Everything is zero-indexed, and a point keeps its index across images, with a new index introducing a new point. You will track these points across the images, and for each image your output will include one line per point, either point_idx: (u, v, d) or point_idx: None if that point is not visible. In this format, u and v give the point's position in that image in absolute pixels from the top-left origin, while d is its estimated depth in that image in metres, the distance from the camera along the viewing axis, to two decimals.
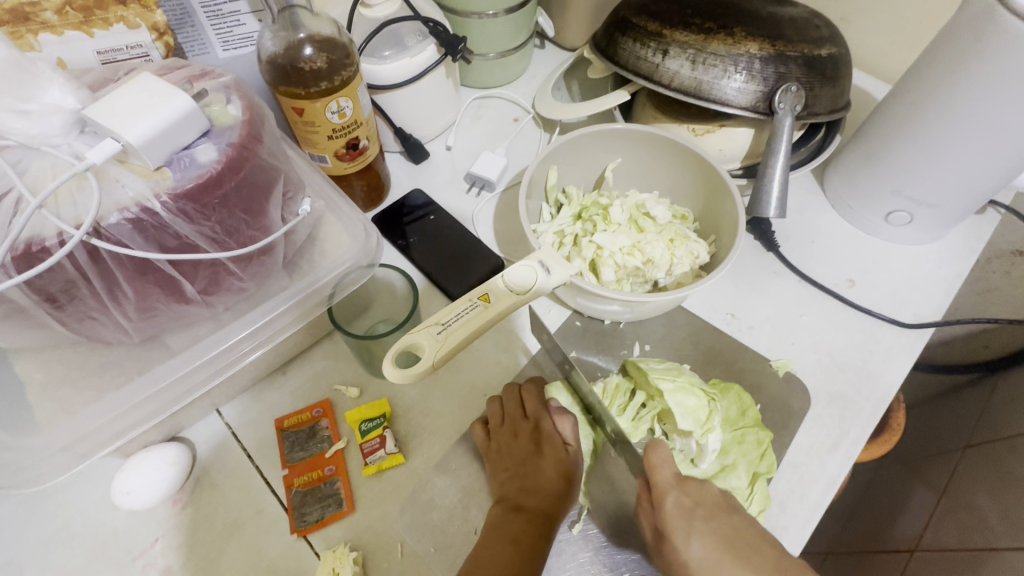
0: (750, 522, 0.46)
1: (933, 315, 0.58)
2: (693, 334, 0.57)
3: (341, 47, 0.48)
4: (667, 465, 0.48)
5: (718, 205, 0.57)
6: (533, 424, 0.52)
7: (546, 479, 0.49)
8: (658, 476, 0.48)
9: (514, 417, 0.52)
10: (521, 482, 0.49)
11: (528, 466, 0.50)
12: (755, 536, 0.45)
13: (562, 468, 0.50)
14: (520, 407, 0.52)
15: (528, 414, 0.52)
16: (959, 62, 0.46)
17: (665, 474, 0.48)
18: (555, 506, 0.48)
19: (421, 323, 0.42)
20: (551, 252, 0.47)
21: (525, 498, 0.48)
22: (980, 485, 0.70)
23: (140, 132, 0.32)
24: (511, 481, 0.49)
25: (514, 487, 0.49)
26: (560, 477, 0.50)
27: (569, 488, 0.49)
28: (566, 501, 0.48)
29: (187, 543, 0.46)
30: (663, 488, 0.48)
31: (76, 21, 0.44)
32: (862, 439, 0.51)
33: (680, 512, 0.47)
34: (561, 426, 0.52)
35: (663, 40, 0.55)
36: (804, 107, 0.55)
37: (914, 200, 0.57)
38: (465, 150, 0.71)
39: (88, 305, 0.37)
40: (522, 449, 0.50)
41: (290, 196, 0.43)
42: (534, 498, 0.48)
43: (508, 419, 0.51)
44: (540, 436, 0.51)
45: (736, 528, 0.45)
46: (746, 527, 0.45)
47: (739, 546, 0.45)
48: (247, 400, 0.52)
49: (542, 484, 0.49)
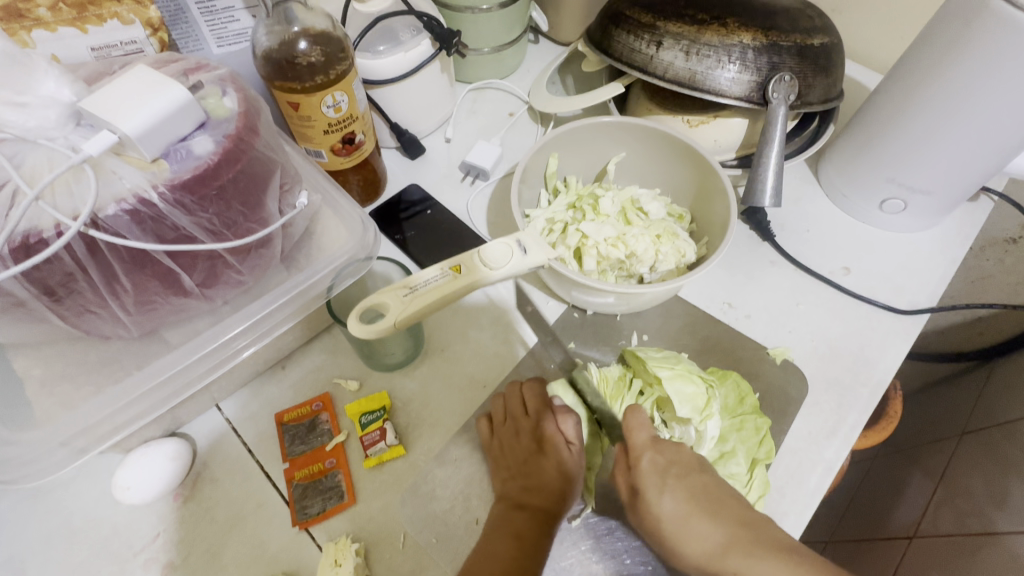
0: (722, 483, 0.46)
1: (928, 301, 0.59)
2: (691, 324, 0.58)
3: (336, 41, 0.48)
4: (644, 426, 0.49)
5: (710, 205, 0.58)
6: (534, 421, 0.51)
7: (550, 477, 0.49)
8: (634, 437, 0.48)
9: (515, 415, 0.51)
10: (523, 480, 0.49)
11: (530, 465, 0.49)
12: (727, 496, 0.44)
13: (563, 468, 0.49)
14: (521, 405, 0.52)
15: (529, 412, 0.51)
16: (950, 50, 0.47)
17: (641, 434, 0.48)
18: (556, 505, 0.47)
19: (391, 285, 0.43)
20: (531, 235, 0.48)
21: (529, 496, 0.48)
22: (975, 471, 0.71)
23: (136, 124, 0.32)
24: (513, 480, 0.49)
25: (517, 486, 0.49)
26: (560, 477, 0.49)
27: (570, 486, 0.49)
28: (567, 500, 0.48)
29: (188, 538, 0.46)
30: (640, 447, 0.48)
31: (69, 17, 0.43)
32: (860, 425, 0.52)
33: (653, 468, 0.46)
34: (563, 426, 0.51)
35: (657, 32, 0.56)
36: (796, 96, 0.56)
37: (907, 186, 0.57)
38: (462, 144, 0.71)
39: (86, 298, 0.37)
40: (524, 447, 0.50)
41: (287, 189, 0.44)
42: (536, 498, 0.47)
43: (509, 417, 0.51)
44: (542, 434, 0.50)
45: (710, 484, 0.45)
46: (716, 485, 0.45)
47: (711, 503, 0.44)
48: (247, 394, 0.52)
49: (546, 483, 0.48)
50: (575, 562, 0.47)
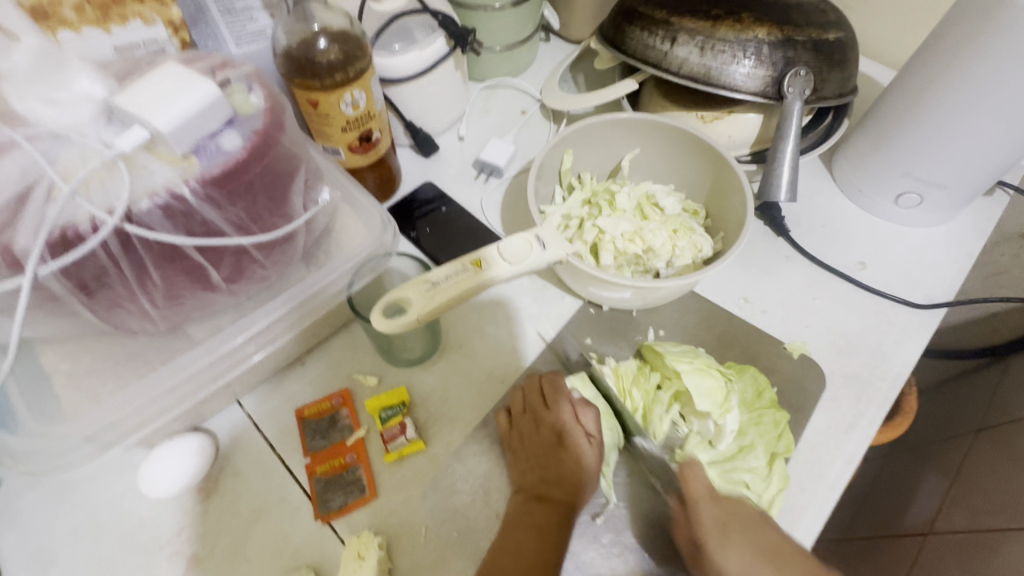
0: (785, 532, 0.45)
1: (945, 295, 0.59)
2: (707, 319, 0.58)
3: (355, 39, 0.49)
4: (701, 477, 0.48)
5: (725, 201, 0.58)
6: (554, 416, 0.50)
7: (569, 469, 0.49)
8: (693, 489, 0.47)
9: (535, 407, 0.51)
10: (542, 473, 0.49)
11: (550, 457, 0.49)
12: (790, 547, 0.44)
13: (583, 462, 0.49)
14: (541, 397, 0.52)
15: (549, 405, 0.51)
16: (967, 42, 0.47)
17: (699, 486, 0.47)
18: (576, 497, 0.48)
19: (413, 279, 0.44)
20: (549, 230, 0.49)
21: (548, 488, 0.48)
22: (991, 468, 0.70)
23: (168, 119, 0.33)
24: (532, 472, 0.49)
25: (535, 478, 0.49)
26: (580, 469, 0.49)
27: (589, 479, 0.48)
28: (586, 492, 0.48)
29: (213, 532, 0.46)
30: (699, 500, 0.46)
31: (94, 17, 0.44)
32: (879, 419, 0.52)
33: (715, 523, 0.45)
34: (584, 418, 0.51)
35: (672, 28, 0.56)
36: (812, 91, 0.56)
37: (922, 181, 0.57)
38: (475, 142, 0.71)
39: (116, 292, 0.38)
40: (545, 440, 0.50)
41: (310, 184, 0.44)
42: (556, 489, 0.48)
43: (528, 408, 0.51)
44: (563, 427, 0.50)
45: (775, 542, 0.44)
46: (780, 538, 0.44)
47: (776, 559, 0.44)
48: (267, 390, 0.52)
49: (565, 475, 0.49)
50: (596, 556, 0.47)
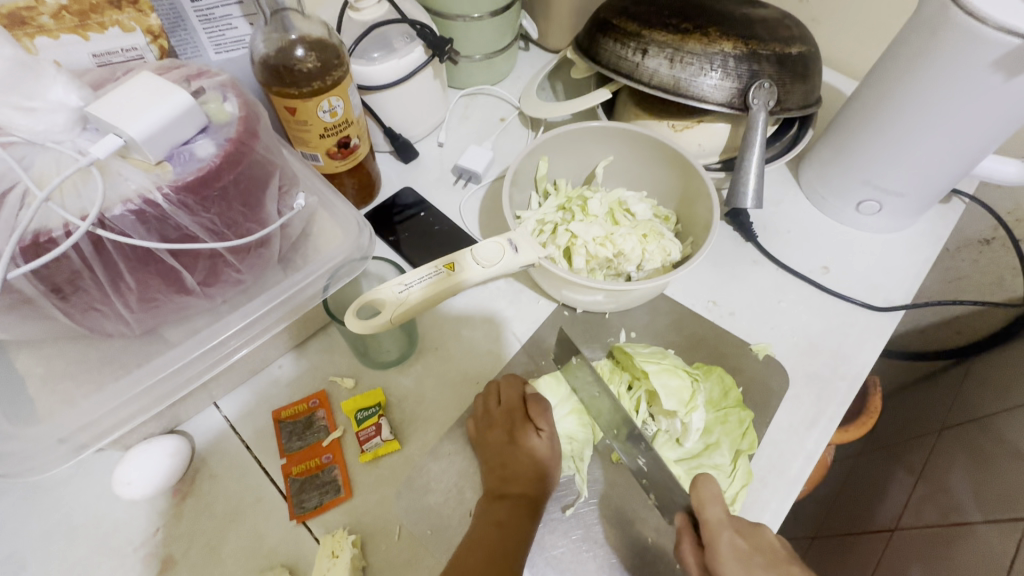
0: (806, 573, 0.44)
1: (904, 299, 0.61)
2: (677, 321, 0.60)
3: (332, 48, 0.50)
4: (718, 502, 0.44)
5: (694, 207, 0.60)
6: (508, 412, 0.52)
7: (525, 466, 0.50)
8: (708, 514, 0.44)
9: (489, 408, 0.52)
10: (500, 472, 0.49)
11: (506, 456, 0.50)
12: None
13: (536, 456, 0.50)
14: (494, 399, 0.53)
15: (502, 402, 0.52)
16: (917, 58, 0.49)
17: (716, 511, 0.44)
18: (535, 491, 0.49)
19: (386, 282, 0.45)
20: (522, 234, 0.50)
21: (506, 485, 0.49)
22: (954, 463, 0.73)
23: (142, 128, 0.34)
24: (490, 471, 0.50)
25: (494, 476, 0.49)
26: (534, 464, 0.50)
27: (546, 472, 0.50)
28: (546, 485, 0.49)
29: (188, 533, 0.47)
30: (716, 526, 0.43)
31: (72, 25, 0.45)
32: (839, 417, 0.54)
33: (734, 554, 0.42)
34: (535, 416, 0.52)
35: (642, 40, 0.58)
36: (776, 103, 0.58)
37: (882, 188, 0.60)
38: (454, 148, 0.73)
39: (91, 295, 0.38)
40: (496, 442, 0.50)
41: (285, 190, 0.45)
42: (515, 485, 0.48)
43: (484, 411, 0.52)
44: (514, 425, 0.51)
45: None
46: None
47: None
48: (244, 392, 0.53)
49: (521, 471, 0.49)
50: (566, 551, 0.49)
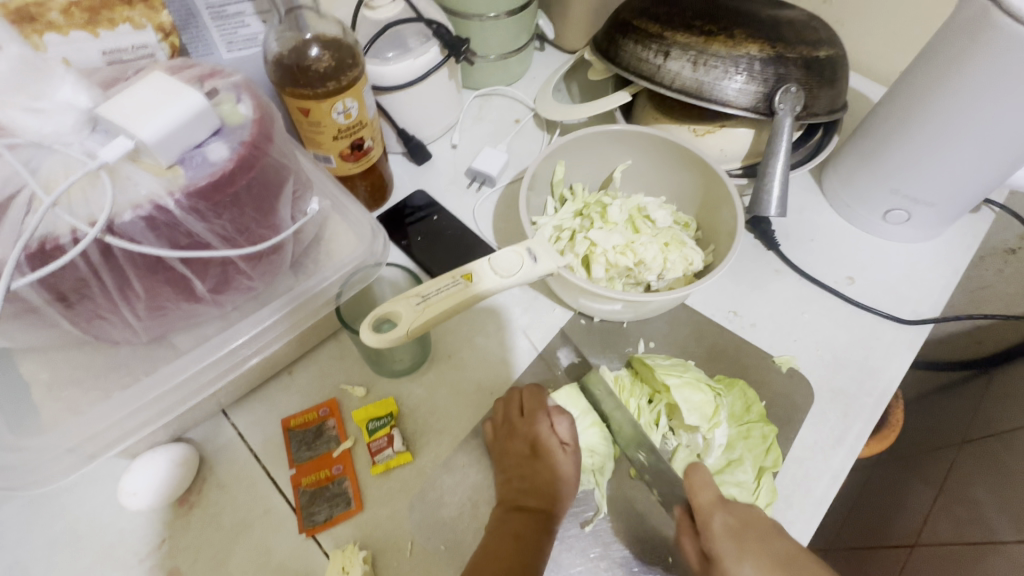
0: (799, 544, 0.44)
1: (932, 311, 0.59)
2: (697, 331, 0.58)
3: (347, 47, 0.48)
4: (709, 486, 0.47)
5: (717, 214, 0.58)
6: (529, 425, 0.50)
7: (545, 480, 0.49)
8: (699, 498, 0.46)
9: (510, 418, 0.51)
10: (518, 483, 0.49)
11: (525, 468, 0.49)
12: (805, 557, 0.43)
13: (557, 471, 0.50)
14: (517, 408, 0.51)
15: (525, 414, 0.51)
16: (955, 62, 0.47)
17: (706, 495, 0.46)
18: (552, 506, 0.48)
19: (402, 293, 0.44)
20: (541, 243, 0.48)
21: (526, 498, 0.48)
22: (976, 479, 0.71)
23: (153, 130, 0.33)
24: (508, 482, 0.49)
25: (513, 488, 0.49)
26: (554, 478, 0.49)
27: (563, 488, 0.49)
28: (561, 499, 0.49)
29: (195, 545, 0.46)
30: (708, 509, 0.46)
31: (81, 21, 0.43)
32: (865, 435, 0.52)
33: (726, 531, 0.44)
34: (557, 426, 0.51)
35: (664, 42, 0.56)
36: (803, 108, 0.56)
37: (911, 198, 0.58)
38: (468, 150, 0.71)
39: (97, 303, 0.37)
40: (518, 452, 0.50)
41: (299, 195, 0.44)
42: (533, 498, 0.48)
43: (506, 421, 0.51)
44: (536, 437, 0.50)
45: (787, 549, 0.43)
46: (797, 549, 0.43)
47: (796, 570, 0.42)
48: (253, 400, 0.52)
49: (539, 485, 0.49)
50: (584, 570, 0.47)
